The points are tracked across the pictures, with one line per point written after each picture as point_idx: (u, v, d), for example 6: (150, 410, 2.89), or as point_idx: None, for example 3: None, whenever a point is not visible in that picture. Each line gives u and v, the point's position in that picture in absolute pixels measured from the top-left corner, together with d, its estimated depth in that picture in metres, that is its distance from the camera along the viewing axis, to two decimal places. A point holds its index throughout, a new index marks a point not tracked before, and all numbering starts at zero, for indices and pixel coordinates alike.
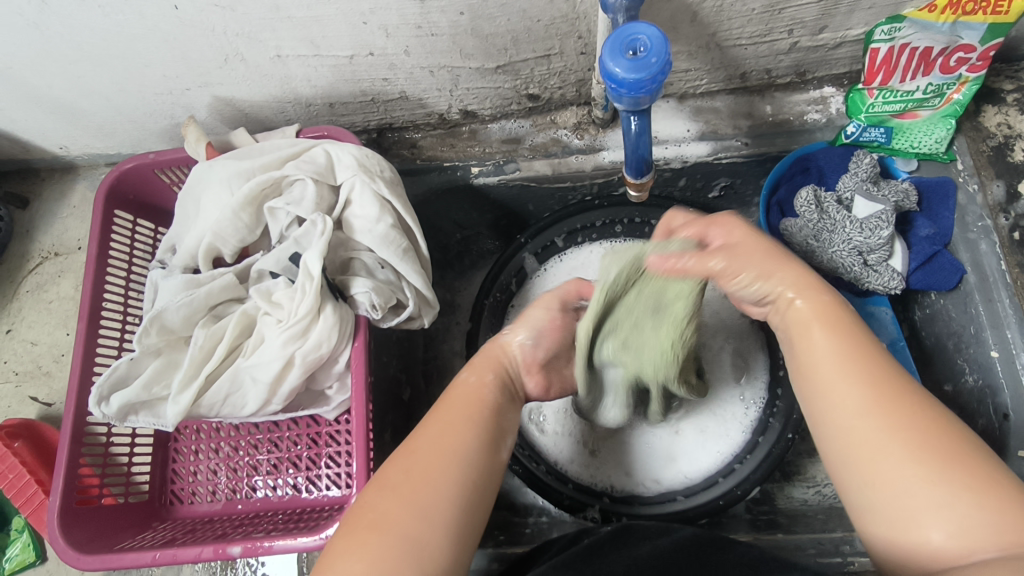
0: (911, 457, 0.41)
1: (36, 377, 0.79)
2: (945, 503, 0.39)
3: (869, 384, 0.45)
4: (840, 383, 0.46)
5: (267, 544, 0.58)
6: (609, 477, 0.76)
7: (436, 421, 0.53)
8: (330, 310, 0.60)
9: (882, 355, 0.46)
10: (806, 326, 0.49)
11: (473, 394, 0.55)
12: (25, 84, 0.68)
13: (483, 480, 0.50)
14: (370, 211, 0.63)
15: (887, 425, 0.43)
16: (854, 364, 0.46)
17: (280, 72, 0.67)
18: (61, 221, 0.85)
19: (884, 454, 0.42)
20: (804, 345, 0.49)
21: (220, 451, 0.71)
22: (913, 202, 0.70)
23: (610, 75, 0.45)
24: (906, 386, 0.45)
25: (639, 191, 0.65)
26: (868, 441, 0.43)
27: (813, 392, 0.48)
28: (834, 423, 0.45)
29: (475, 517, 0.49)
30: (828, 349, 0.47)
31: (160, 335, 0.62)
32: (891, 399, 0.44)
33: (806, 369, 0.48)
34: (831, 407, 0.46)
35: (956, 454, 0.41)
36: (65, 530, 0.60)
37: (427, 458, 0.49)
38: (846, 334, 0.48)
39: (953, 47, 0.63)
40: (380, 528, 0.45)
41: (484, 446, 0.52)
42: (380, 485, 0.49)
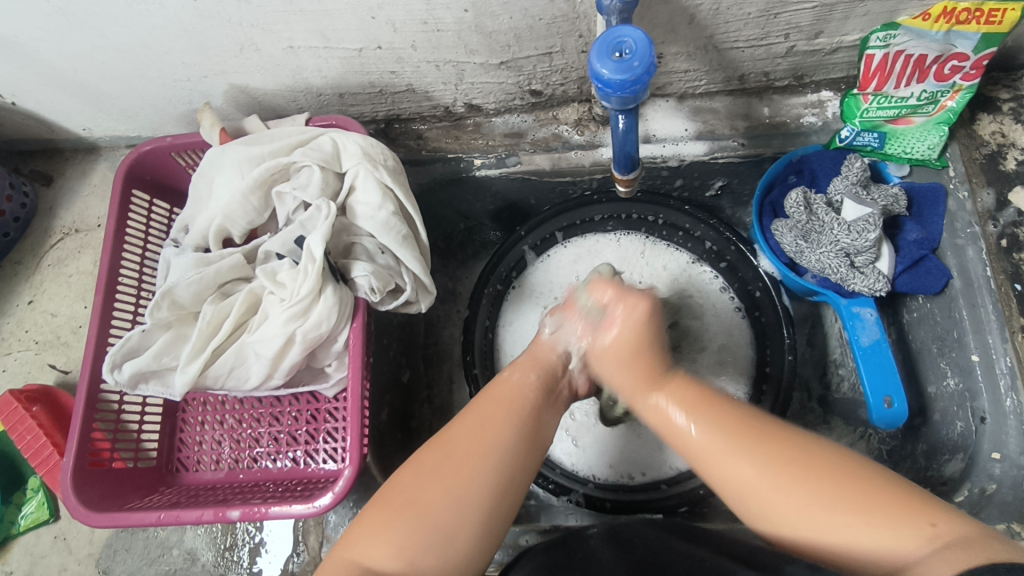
0: (805, 497, 0.47)
1: (55, 346, 0.83)
2: (860, 532, 0.44)
3: (753, 452, 0.50)
4: (731, 460, 0.50)
5: (264, 509, 0.61)
6: (589, 462, 0.79)
7: (472, 416, 0.56)
8: (330, 291, 0.63)
9: (751, 417, 0.52)
10: (669, 415, 0.55)
11: (515, 392, 0.59)
12: (52, 67, 0.71)
13: (513, 478, 0.53)
14: (372, 198, 0.66)
15: (785, 486, 0.48)
16: (729, 443, 0.51)
17: (292, 63, 0.70)
18: (82, 199, 0.89)
19: (792, 508, 0.47)
20: (679, 435, 0.54)
21: (225, 423, 0.75)
22: (902, 206, 0.71)
23: (597, 76, 0.47)
24: (771, 430, 0.51)
25: (627, 187, 0.68)
26: (777, 503, 0.48)
27: (713, 475, 0.52)
28: (738, 499, 0.50)
29: (503, 510, 0.52)
30: (698, 429, 0.53)
31: (171, 310, 0.66)
32: (770, 453, 0.49)
33: (693, 455, 0.53)
34: (731, 484, 0.50)
35: (850, 482, 0.46)
36: (78, 488, 0.64)
37: (462, 450, 0.53)
38: (708, 413, 0.53)
39: (947, 55, 0.64)
40: (413, 512, 0.49)
41: (520, 441, 0.55)
42: (415, 469, 0.53)
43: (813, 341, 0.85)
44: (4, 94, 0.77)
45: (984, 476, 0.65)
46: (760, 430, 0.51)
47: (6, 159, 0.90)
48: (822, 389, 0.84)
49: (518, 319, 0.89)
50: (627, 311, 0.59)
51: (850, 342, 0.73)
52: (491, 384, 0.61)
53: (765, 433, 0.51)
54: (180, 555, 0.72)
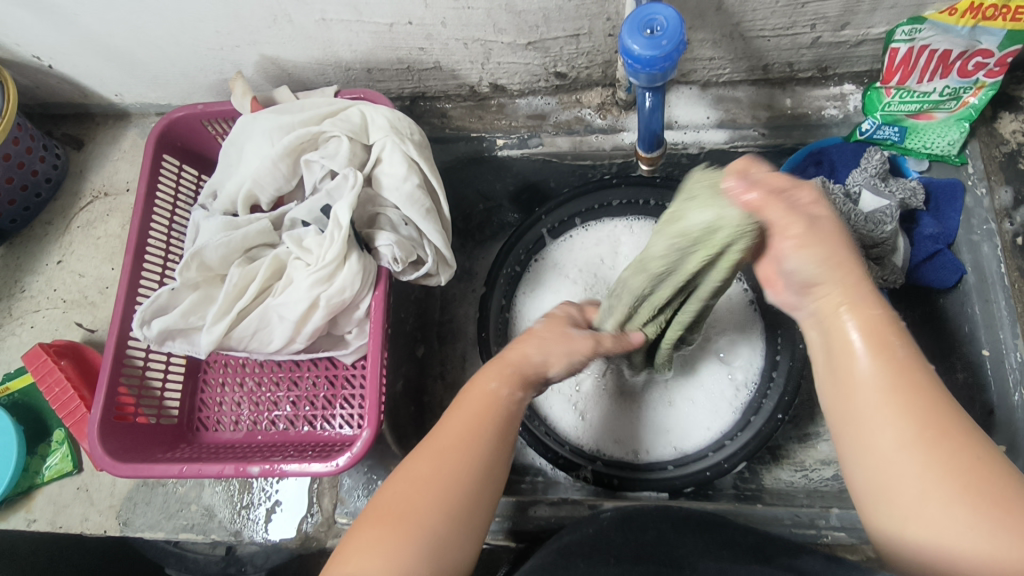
0: (944, 485, 0.39)
1: (82, 305, 0.85)
2: (986, 547, 0.37)
3: (917, 421, 0.41)
4: (879, 411, 0.42)
5: (282, 466, 0.63)
6: (596, 438, 0.81)
7: (459, 419, 0.52)
8: (355, 258, 0.64)
9: (931, 386, 0.42)
10: (843, 337, 0.45)
11: (493, 400, 0.53)
12: (90, 31, 0.73)
13: (492, 484, 0.50)
14: (398, 170, 0.67)
15: (929, 457, 0.40)
16: (897, 393, 0.42)
17: (324, 35, 0.71)
18: (112, 164, 0.91)
19: (921, 490, 0.40)
20: (841, 360, 0.44)
21: (245, 385, 0.77)
22: (919, 200, 0.72)
23: (628, 51, 0.48)
24: (949, 411, 0.41)
25: (651, 165, 0.70)
26: (903, 473, 0.40)
27: (849, 421, 0.44)
28: (865, 450, 0.43)
29: (482, 519, 0.49)
30: (871, 373, 0.43)
31: (199, 271, 0.68)
32: (935, 428, 0.40)
33: (843, 388, 0.44)
34: (866, 436, 0.43)
35: (1010, 498, 0.38)
36: (103, 438, 0.66)
37: (442, 458, 0.49)
38: (893, 357, 0.43)
39: (972, 51, 0.64)
40: (400, 525, 0.45)
41: (500, 443, 0.51)
42: (398, 479, 0.49)
43: None
44: (41, 57, 0.79)
45: None
46: (932, 400, 0.41)
47: (38, 123, 0.92)
48: None
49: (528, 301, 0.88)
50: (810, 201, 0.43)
51: None
52: (467, 387, 0.55)
53: (947, 409, 0.41)
54: (197, 510, 0.74)
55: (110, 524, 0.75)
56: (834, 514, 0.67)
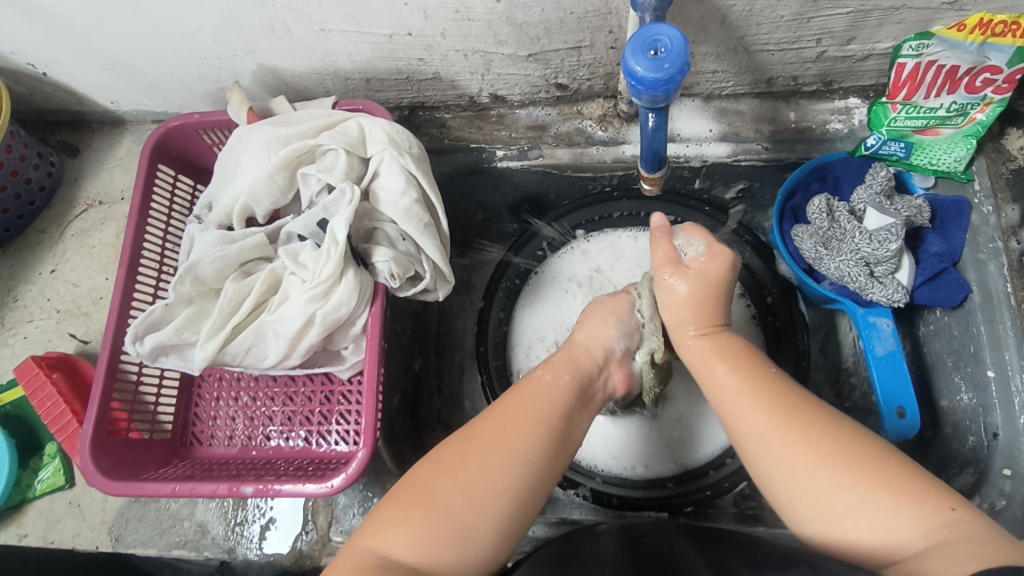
0: (813, 455, 0.49)
1: (76, 316, 0.84)
2: (864, 502, 0.46)
3: (773, 406, 0.53)
4: (749, 406, 0.54)
5: (277, 486, 0.62)
6: (591, 452, 0.80)
7: (509, 408, 0.56)
8: (352, 275, 0.63)
9: (779, 377, 0.55)
10: (706, 361, 0.59)
11: (544, 393, 0.58)
12: (85, 40, 0.72)
13: (534, 483, 0.53)
14: (396, 184, 0.66)
15: (794, 434, 0.50)
16: (755, 391, 0.54)
17: (322, 45, 0.70)
18: (107, 172, 0.90)
19: (799, 464, 0.49)
20: (711, 382, 0.58)
21: (239, 400, 0.76)
22: (925, 218, 0.71)
23: (631, 73, 0.47)
24: (799, 398, 0.53)
25: (654, 186, 0.68)
26: (782, 453, 0.50)
27: (731, 421, 0.55)
28: (748, 442, 0.53)
29: (519, 517, 0.51)
30: (732, 380, 0.56)
31: (193, 285, 0.67)
32: (791, 412, 0.52)
33: (719, 399, 0.56)
34: (743, 431, 0.53)
35: (864, 457, 0.47)
36: (95, 455, 0.65)
37: (487, 452, 0.52)
38: (743, 365, 0.57)
39: (980, 67, 0.63)
40: (434, 505, 0.49)
41: (547, 448, 0.54)
42: (435, 464, 0.52)
43: (827, 349, 0.84)
44: (36, 64, 0.78)
45: (993, 493, 0.65)
46: (787, 395, 0.53)
47: (33, 129, 0.91)
48: (833, 396, 0.84)
49: (529, 314, 0.88)
50: (712, 257, 0.63)
51: (865, 352, 0.73)
52: (521, 383, 0.59)
53: (799, 398, 0.53)
54: (191, 527, 0.73)
55: (102, 540, 0.74)
56: None
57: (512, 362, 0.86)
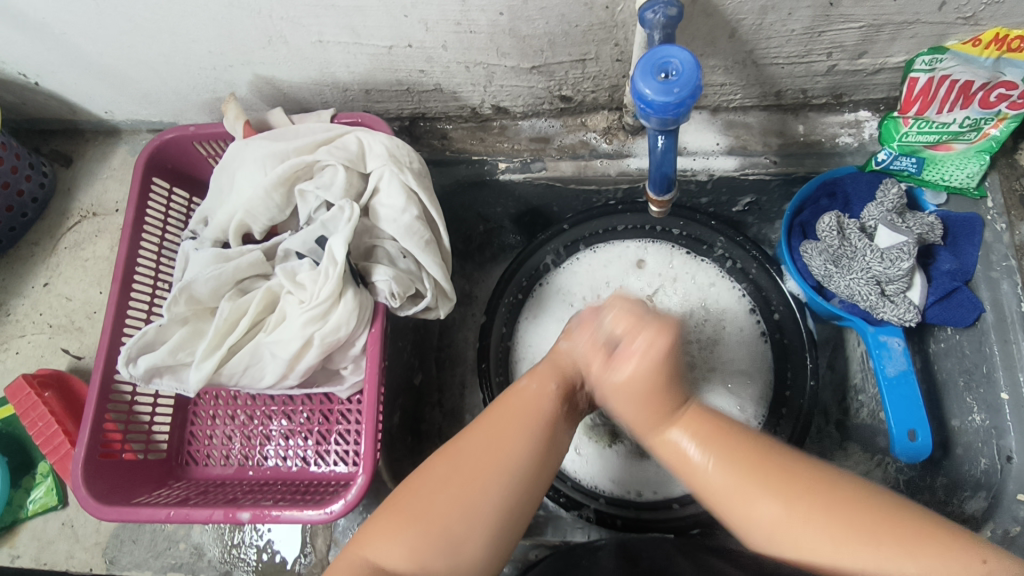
0: (832, 541, 0.44)
1: (69, 331, 0.82)
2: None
3: (773, 492, 0.46)
4: (744, 497, 0.47)
5: (274, 513, 0.60)
6: (594, 473, 0.78)
7: (498, 415, 0.55)
8: (351, 295, 0.62)
9: (765, 452, 0.48)
10: (681, 450, 0.51)
11: (533, 401, 0.56)
12: (77, 50, 0.70)
13: (524, 497, 0.51)
14: (396, 201, 0.65)
15: (805, 521, 0.45)
16: (746, 479, 0.47)
17: (320, 57, 0.68)
18: (101, 182, 0.88)
19: (820, 552, 0.44)
20: (691, 473, 0.50)
21: (236, 418, 0.74)
22: (938, 235, 0.69)
23: (640, 95, 0.46)
24: (793, 469, 0.47)
25: (662, 208, 0.66)
26: (800, 543, 0.45)
27: (727, 515, 0.48)
28: (756, 534, 0.47)
29: (513, 527, 0.50)
30: (718, 472, 0.49)
31: (188, 304, 0.65)
32: (790, 493, 0.46)
33: (706, 494, 0.49)
34: (747, 523, 0.47)
35: (883, 524, 0.43)
36: (87, 480, 0.63)
37: (474, 461, 0.50)
38: (720, 445, 0.50)
39: (994, 83, 0.61)
40: (422, 519, 0.48)
41: (537, 454, 0.53)
42: (429, 471, 0.51)
43: (834, 365, 0.84)
44: (28, 74, 0.76)
45: (1007, 518, 0.64)
46: (779, 470, 0.47)
47: (26, 139, 0.89)
48: (841, 413, 0.83)
49: (529, 328, 0.86)
50: (651, 338, 0.54)
51: (875, 371, 0.72)
52: (508, 392, 0.58)
53: (793, 472, 0.47)
54: (186, 549, 0.72)
55: (95, 562, 0.72)
56: None
57: (513, 376, 0.84)
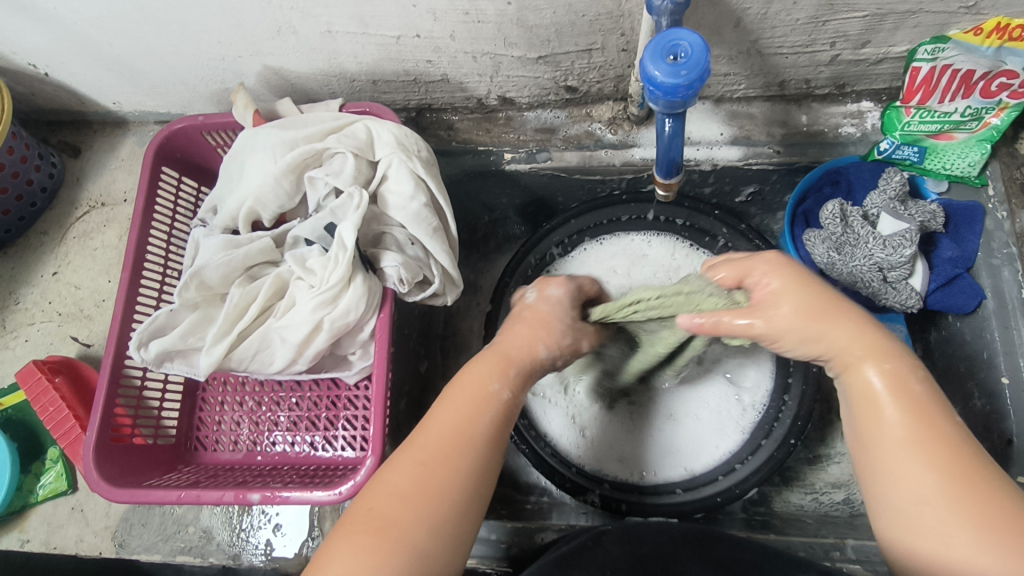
0: (979, 540, 0.37)
1: (78, 319, 0.83)
2: None
3: (948, 474, 0.40)
4: (905, 463, 0.41)
5: (284, 494, 0.61)
6: (594, 454, 0.79)
7: (447, 414, 0.49)
8: (360, 280, 0.63)
9: (960, 441, 0.41)
10: (870, 388, 0.45)
11: (481, 397, 0.51)
12: (87, 40, 0.71)
13: (483, 477, 0.47)
14: (405, 188, 0.65)
15: (961, 508, 0.39)
16: (925, 442, 0.41)
17: (328, 47, 0.69)
18: (110, 172, 0.89)
19: (956, 544, 0.38)
20: (866, 410, 0.44)
21: (245, 405, 0.75)
22: (938, 223, 0.70)
23: (650, 78, 0.47)
24: (982, 473, 0.40)
25: (667, 192, 0.67)
26: (935, 527, 0.39)
27: (877, 466, 0.43)
28: (894, 498, 0.41)
29: (470, 530, 0.46)
30: (897, 421, 0.43)
31: (198, 290, 0.66)
32: (964, 483, 0.39)
33: (871, 437, 0.44)
34: (894, 484, 0.42)
35: None
36: (98, 463, 0.64)
37: (432, 463, 0.46)
38: (915, 403, 0.43)
39: (995, 72, 0.62)
40: (384, 528, 0.42)
41: (489, 451, 0.48)
42: (384, 481, 0.46)
43: None
44: (37, 64, 0.77)
45: None
46: (962, 459, 0.40)
47: (35, 129, 0.90)
48: None
49: None
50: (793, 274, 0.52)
51: None
52: (458, 377, 0.53)
53: (982, 473, 0.40)
54: (196, 532, 0.72)
55: (105, 546, 0.73)
56: (850, 546, 0.66)
57: None
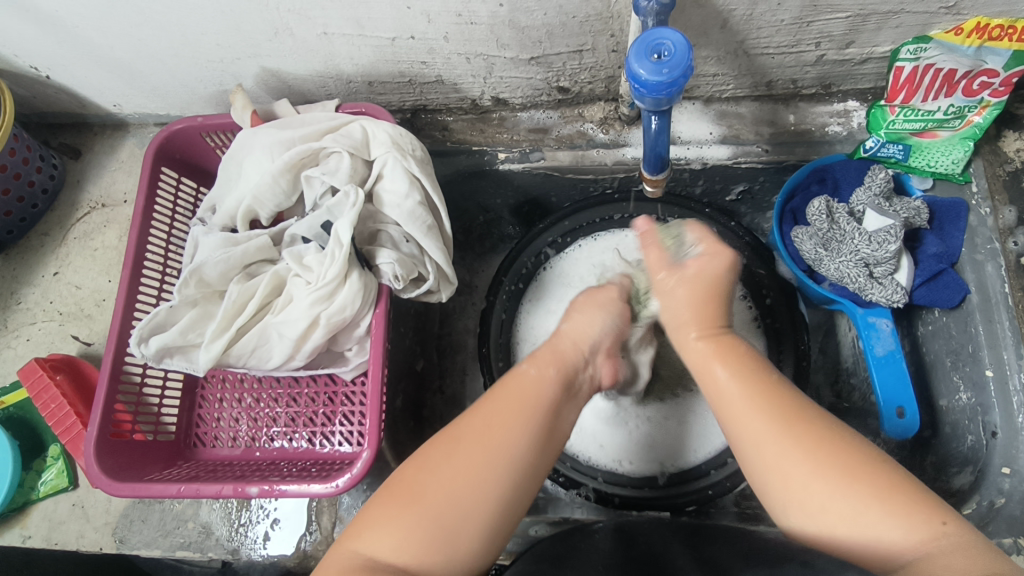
0: (810, 471, 0.46)
1: (79, 318, 0.84)
2: (857, 512, 0.44)
3: (772, 415, 0.49)
4: (747, 414, 0.50)
5: (281, 487, 0.62)
6: (585, 444, 0.79)
7: (496, 403, 0.54)
8: (356, 277, 0.64)
9: (779, 388, 0.51)
10: (709, 365, 0.55)
11: (529, 388, 0.56)
12: (88, 43, 0.72)
13: (520, 480, 0.51)
14: (400, 187, 0.67)
15: (793, 445, 0.47)
16: (755, 396, 0.51)
17: (325, 49, 0.71)
18: (109, 174, 0.90)
19: (794, 473, 0.47)
20: (709, 380, 0.54)
21: (243, 401, 0.76)
22: (922, 220, 0.72)
23: (635, 76, 0.48)
24: (802, 408, 0.49)
25: (655, 188, 0.69)
26: (778, 463, 0.48)
27: (729, 422, 0.52)
28: (744, 447, 0.50)
29: (507, 517, 0.50)
30: (729, 380, 0.52)
31: (197, 287, 0.67)
32: (791, 422, 0.48)
33: (718, 401, 0.53)
34: (741, 435, 0.50)
35: (864, 468, 0.45)
36: (99, 457, 0.65)
37: (476, 448, 0.51)
38: (744, 368, 0.53)
39: (977, 71, 0.64)
40: (419, 507, 0.48)
41: (533, 442, 0.53)
42: (423, 465, 0.51)
43: (826, 349, 0.86)
44: (39, 67, 0.78)
45: (992, 491, 0.66)
46: (796, 410, 0.49)
47: (36, 132, 0.91)
48: (833, 397, 0.84)
49: (528, 310, 0.88)
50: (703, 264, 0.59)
51: (864, 352, 0.74)
52: (506, 377, 0.58)
53: (804, 413, 0.49)
54: (195, 528, 0.73)
55: (105, 541, 0.74)
56: None
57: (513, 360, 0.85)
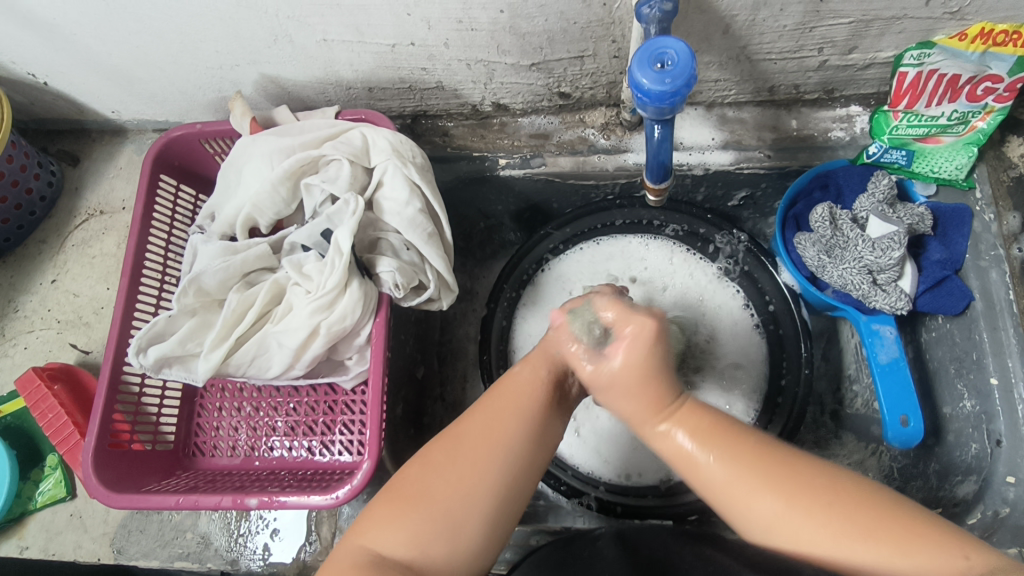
0: (831, 538, 0.42)
1: (77, 326, 0.83)
2: (895, 567, 0.40)
3: (771, 489, 0.44)
4: (747, 501, 0.45)
5: (281, 498, 0.62)
6: (586, 454, 0.80)
7: (494, 400, 0.53)
8: (356, 285, 0.63)
9: (766, 449, 0.46)
10: (677, 444, 0.49)
11: (526, 386, 0.55)
12: (86, 50, 0.72)
13: (519, 479, 0.50)
14: (400, 194, 0.66)
15: (807, 520, 0.43)
16: (744, 475, 0.45)
17: (324, 55, 0.70)
18: (108, 181, 0.90)
19: (815, 546, 0.42)
20: (689, 469, 0.48)
21: (243, 410, 0.75)
22: (927, 226, 0.71)
23: (637, 85, 0.48)
24: (801, 467, 0.45)
25: (657, 197, 0.69)
26: (797, 541, 0.43)
27: (729, 512, 0.46)
28: (757, 533, 0.45)
29: (512, 509, 0.50)
30: (712, 464, 0.47)
31: (196, 296, 0.67)
32: (792, 491, 0.44)
33: (706, 491, 0.47)
34: (746, 519, 0.45)
35: (882, 516, 0.42)
36: (97, 468, 0.65)
37: (477, 444, 0.50)
38: (716, 439, 0.48)
39: (981, 76, 0.63)
40: (423, 504, 0.47)
41: (533, 436, 0.52)
42: (425, 462, 0.50)
43: (829, 356, 0.85)
44: (37, 74, 0.78)
45: (997, 500, 0.65)
46: (793, 473, 0.45)
47: (34, 139, 0.91)
48: (836, 403, 0.84)
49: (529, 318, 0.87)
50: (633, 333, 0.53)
51: (869, 359, 0.74)
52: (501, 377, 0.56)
53: (801, 473, 0.45)
54: (194, 538, 0.73)
55: (103, 552, 0.73)
56: None
57: (514, 368, 0.85)
